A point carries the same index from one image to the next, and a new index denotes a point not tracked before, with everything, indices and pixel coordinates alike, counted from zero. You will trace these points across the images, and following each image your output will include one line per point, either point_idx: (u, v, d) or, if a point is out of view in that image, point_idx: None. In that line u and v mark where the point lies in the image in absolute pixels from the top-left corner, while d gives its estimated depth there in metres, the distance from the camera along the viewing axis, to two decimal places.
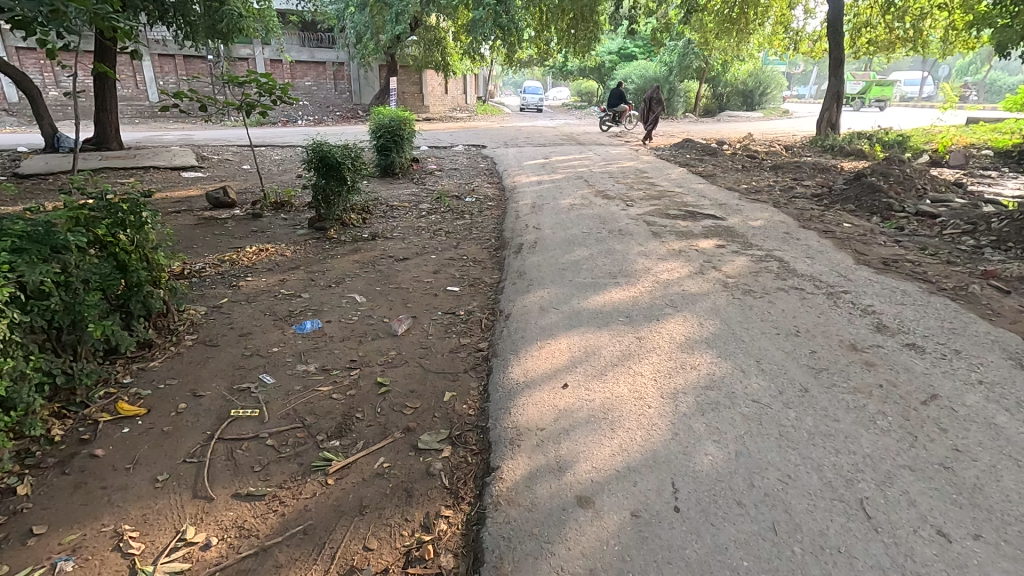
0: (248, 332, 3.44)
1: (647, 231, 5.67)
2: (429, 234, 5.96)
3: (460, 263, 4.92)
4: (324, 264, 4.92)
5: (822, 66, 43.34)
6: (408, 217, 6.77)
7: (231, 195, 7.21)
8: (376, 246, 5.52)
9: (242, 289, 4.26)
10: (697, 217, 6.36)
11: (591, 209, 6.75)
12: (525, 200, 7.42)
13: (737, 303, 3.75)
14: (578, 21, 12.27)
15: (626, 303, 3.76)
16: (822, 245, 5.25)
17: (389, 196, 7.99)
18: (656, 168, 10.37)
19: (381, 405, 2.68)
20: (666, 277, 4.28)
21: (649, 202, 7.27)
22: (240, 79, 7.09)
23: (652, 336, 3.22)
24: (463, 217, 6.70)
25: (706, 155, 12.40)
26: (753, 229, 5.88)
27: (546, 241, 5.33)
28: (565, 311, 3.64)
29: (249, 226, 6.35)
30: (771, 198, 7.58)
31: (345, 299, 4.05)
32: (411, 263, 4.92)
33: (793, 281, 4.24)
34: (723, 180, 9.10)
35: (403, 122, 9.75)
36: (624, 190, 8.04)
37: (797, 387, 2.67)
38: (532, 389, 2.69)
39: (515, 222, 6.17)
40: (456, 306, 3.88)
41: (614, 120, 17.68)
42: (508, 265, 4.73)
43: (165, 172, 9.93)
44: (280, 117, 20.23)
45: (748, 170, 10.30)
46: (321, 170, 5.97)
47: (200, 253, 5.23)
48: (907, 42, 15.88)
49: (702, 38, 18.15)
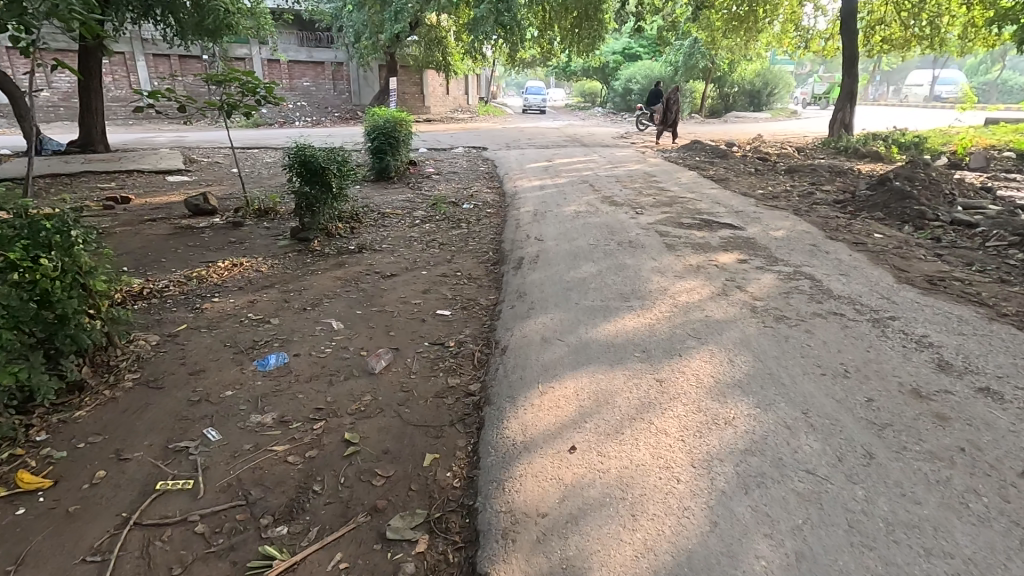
0: (201, 369, 2.95)
1: (660, 243, 5.17)
2: (421, 245, 5.48)
3: (453, 281, 4.42)
4: (302, 282, 4.43)
5: (830, 65, 42.70)
6: (400, 226, 6.28)
7: (212, 202, 6.77)
8: (362, 260, 5.03)
9: (205, 313, 3.77)
10: (712, 227, 5.86)
11: (597, 217, 6.26)
12: (526, 206, 6.94)
13: (771, 333, 3.25)
14: (581, 20, 11.82)
15: (641, 332, 3.24)
16: (856, 259, 4.74)
17: (382, 202, 7.51)
18: (663, 171, 9.87)
19: (346, 472, 2.19)
20: (685, 299, 3.77)
21: (657, 208, 6.78)
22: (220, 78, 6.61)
23: (675, 378, 2.71)
24: (460, 226, 6.22)
25: (715, 157, 11.90)
26: (775, 240, 5.37)
27: (549, 255, 4.83)
28: (572, 342, 3.13)
29: (228, 235, 5.89)
30: (791, 205, 7.07)
31: (319, 326, 3.56)
32: (399, 280, 4.43)
33: (829, 304, 3.73)
34: (736, 184, 8.60)
35: (399, 123, 9.27)
36: (632, 196, 7.54)
37: (858, 451, 2.16)
38: (531, 453, 2.18)
39: (515, 232, 5.67)
40: (446, 335, 3.38)
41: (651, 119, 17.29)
42: (508, 283, 4.23)
43: (150, 176, 9.49)
44: (277, 117, 19.81)
45: (761, 173, 9.82)
46: (304, 176, 5.48)
47: (167, 268, 4.76)
48: (923, 40, 15.34)
49: (710, 36, 17.64)
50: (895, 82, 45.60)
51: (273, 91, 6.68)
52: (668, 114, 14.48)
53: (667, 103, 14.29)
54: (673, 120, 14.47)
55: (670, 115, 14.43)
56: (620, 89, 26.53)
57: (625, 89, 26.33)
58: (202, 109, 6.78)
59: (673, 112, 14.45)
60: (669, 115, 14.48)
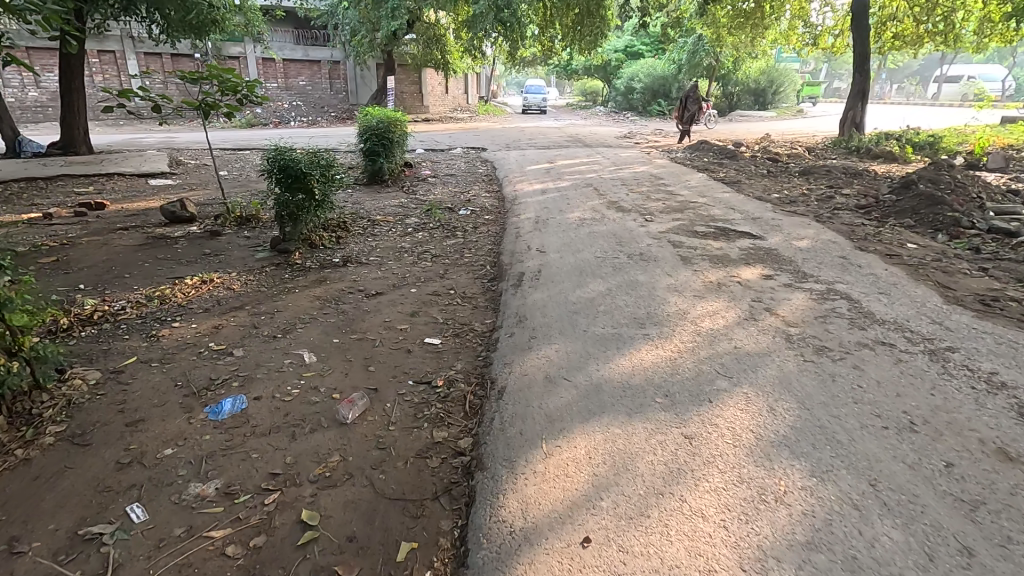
0: (139, 418, 2.49)
1: (674, 255, 4.70)
2: (412, 258, 5.01)
3: (445, 301, 3.95)
4: (277, 302, 3.96)
5: (834, 63, 42.18)
6: (390, 235, 5.81)
7: (190, 208, 6.30)
8: (345, 275, 4.56)
9: (160, 342, 3.30)
10: (729, 236, 5.39)
11: (604, 225, 5.79)
12: (527, 213, 6.47)
13: (814, 370, 2.77)
14: (582, 17, 11.08)
15: (662, 369, 2.77)
16: (893, 274, 4.26)
17: (372, 208, 7.04)
18: (671, 173, 9.40)
19: (298, 571, 1.72)
20: (709, 326, 3.30)
21: (667, 215, 6.30)
22: (196, 76, 6.11)
23: (708, 434, 2.24)
24: (455, 235, 5.75)
25: (724, 158, 11.43)
26: (800, 251, 4.89)
27: (552, 271, 4.36)
28: (581, 383, 2.65)
29: (203, 246, 5.43)
30: (810, 211, 6.60)
31: (289, 358, 3.09)
32: (385, 300, 3.96)
33: (875, 330, 3.25)
34: (749, 188, 8.11)
35: (393, 123, 8.78)
36: (639, 201, 7.06)
37: (951, 546, 1.69)
38: (533, 549, 1.71)
39: (515, 243, 5.20)
40: (434, 372, 2.91)
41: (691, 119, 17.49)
42: (506, 304, 3.75)
43: (130, 179, 9.03)
44: (271, 117, 19.39)
45: (773, 175, 9.35)
46: (284, 183, 4.99)
47: (129, 284, 4.30)
48: (936, 36, 14.86)
49: (714, 34, 17.16)
50: (899, 80, 45.12)
51: (255, 90, 6.22)
52: (687, 110, 14.07)
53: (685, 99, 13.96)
54: (692, 116, 14.08)
55: (689, 111, 14.05)
56: (622, 88, 26.02)
57: (627, 87, 25.82)
58: (179, 110, 6.31)
59: (692, 108, 14.02)
60: (688, 110, 14.08)
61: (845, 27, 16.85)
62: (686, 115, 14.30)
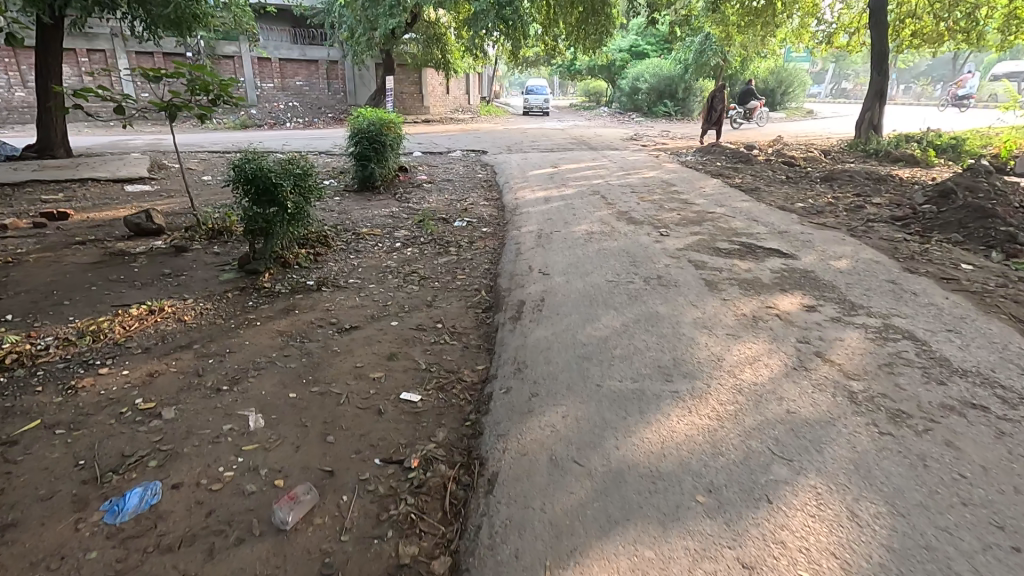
0: (12, 522, 1.88)
1: (698, 280, 4.08)
2: (398, 280, 4.40)
3: (430, 338, 3.33)
4: (233, 338, 3.35)
5: (843, 64, 41.43)
6: (375, 251, 5.21)
7: (157, 220, 5.71)
8: (318, 302, 3.96)
9: (77, 396, 2.70)
10: (756, 255, 4.77)
11: (614, 241, 5.17)
12: (528, 225, 5.87)
13: (897, 450, 2.15)
14: (587, 14, 10.38)
15: (700, 449, 2.15)
16: (958, 305, 3.63)
17: (358, 218, 6.44)
18: (682, 179, 8.78)
19: None
20: (751, 379, 2.68)
21: (682, 228, 5.67)
22: (162, 74, 5.46)
23: (775, 562, 1.63)
24: (447, 252, 5.14)
25: (737, 162, 10.80)
26: (841, 274, 4.27)
27: (557, 300, 3.74)
28: (597, 470, 2.04)
29: (164, 264, 4.84)
30: (841, 223, 5.97)
31: (229, 422, 2.47)
32: (361, 337, 3.36)
33: (958, 387, 2.62)
34: (769, 196, 7.48)
35: (386, 126, 8.21)
36: (651, 211, 6.44)
37: None
38: None
39: (514, 263, 4.59)
40: (408, 446, 2.30)
41: (745, 116, 18.27)
42: (503, 344, 3.13)
43: (105, 185, 8.46)
44: (267, 118, 18.87)
45: (792, 181, 8.72)
46: (252, 195, 4.37)
47: (65, 314, 3.71)
48: (956, 33, 14.25)
49: (723, 33, 16.57)
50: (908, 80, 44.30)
51: (231, 90, 5.65)
52: (713, 110, 13.41)
53: (711, 100, 13.32)
54: (719, 117, 13.45)
55: (716, 112, 13.42)
56: (627, 89, 25.28)
57: (632, 88, 25.04)
58: (146, 112, 5.73)
59: (718, 107, 13.36)
60: (714, 112, 13.43)
61: (860, 23, 16.11)
62: (712, 116, 13.69)
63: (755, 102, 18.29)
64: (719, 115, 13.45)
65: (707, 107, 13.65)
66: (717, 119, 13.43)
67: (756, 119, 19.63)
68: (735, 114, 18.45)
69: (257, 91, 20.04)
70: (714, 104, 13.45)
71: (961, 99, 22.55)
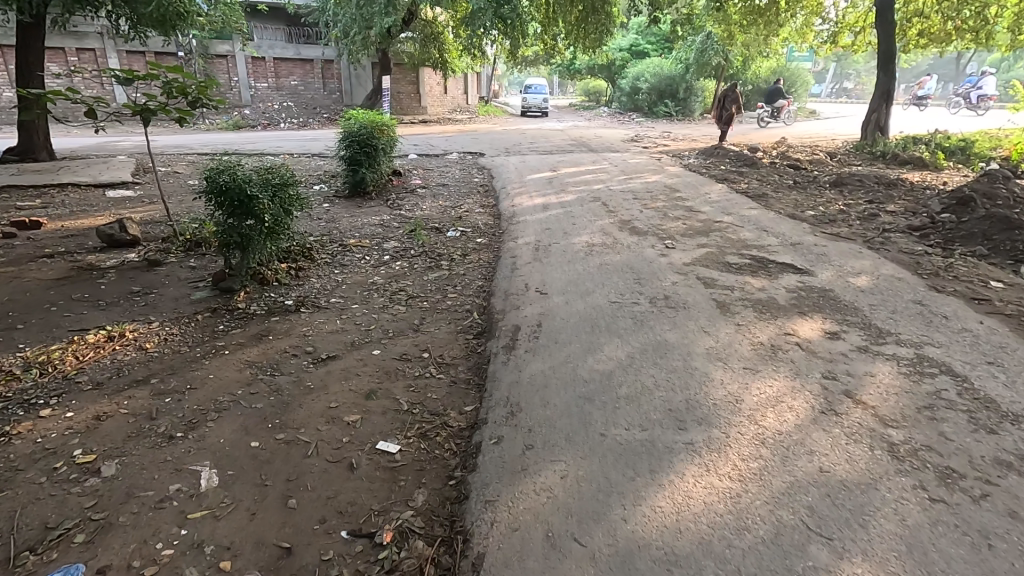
0: None
1: (708, 301, 3.77)
2: (383, 299, 4.08)
3: (415, 371, 3.01)
4: (196, 371, 3.02)
5: (844, 63, 41.10)
6: (362, 265, 4.88)
7: (132, 230, 5.39)
8: (295, 326, 3.63)
9: (10, 445, 2.38)
10: (770, 271, 4.46)
11: (617, 254, 4.85)
12: (525, 236, 5.55)
13: (954, 524, 1.83)
14: (587, 13, 10.01)
15: (724, 524, 1.83)
16: (995, 331, 3.32)
17: (347, 227, 6.13)
18: (686, 183, 8.47)
19: None
20: (775, 427, 2.36)
21: (688, 240, 5.36)
22: (137, 75, 5.10)
23: None
24: (438, 266, 4.82)
25: (742, 165, 10.49)
26: (862, 293, 3.96)
27: (556, 324, 3.42)
28: (602, 554, 1.71)
29: (134, 280, 4.52)
30: (855, 234, 5.67)
31: (177, 481, 2.15)
32: (338, 370, 3.03)
33: (1011, 435, 2.30)
34: (776, 202, 7.17)
35: (378, 129, 7.92)
36: (654, 220, 6.13)
37: None
38: None
39: (510, 280, 4.27)
40: (380, 515, 1.98)
41: (773, 115, 19.07)
42: (495, 381, 2.80)
43: (85, 190, 8.13)
44: (261, 118, 18.54)
45: (800, 186, 8.41)
46: (226, 208, 4.04)
47: (15, 340, 3.38)
48: (966, 32, 13.96)
49: (726, 32, 16.22)
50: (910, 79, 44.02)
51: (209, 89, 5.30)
52: (724, 111, 13.12)
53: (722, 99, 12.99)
54: (730, 117, 13.12)
55: (726, 112, 13.09)
56: (627, 88, 24.93)
57: (632, 87, 24.75)
58: (119, 115, 5.38)
59: (729, 109, 13.07)
60: (724, 113, 13.13)
61: (866, 22, 15.78)
62: (723, 117, 13.35)
63: (784, 102, 19.14)
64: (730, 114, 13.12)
65: (718, 106, 13.35)
66: (728, 120, 13.14)
67: (785, 117, 20.12)
68: (764, 113, 19.29)
69: (251, 91, 19.73)
70: (726, 104, 13.13)
71: (919, 99, 22.17)
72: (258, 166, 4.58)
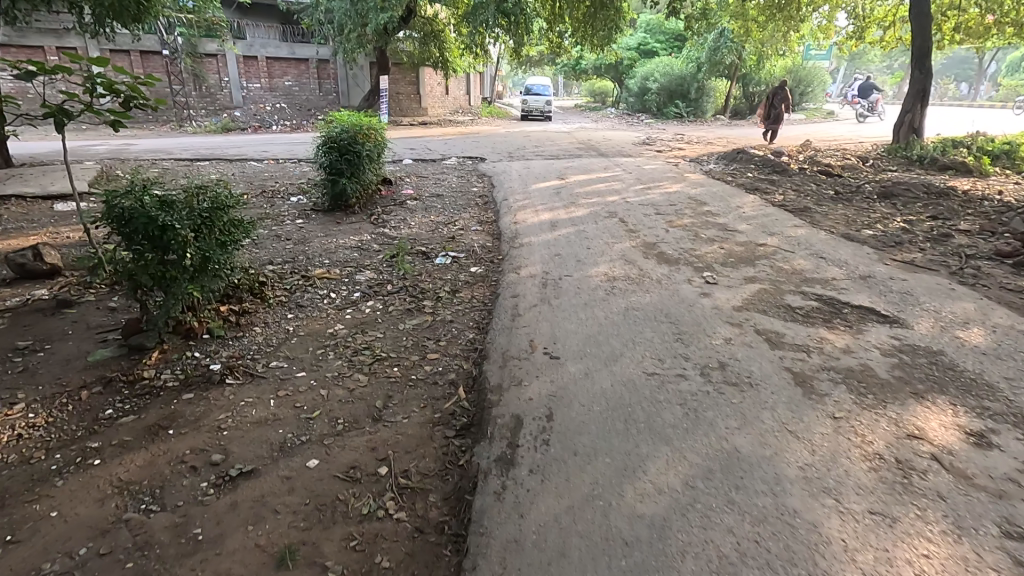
0: None
1: (780, 375, 2.74)
2: (341, 362, 3.08)
3: (360, 507, 2.00)
4: (32, 503, 2.02)
5: (859, 62, 39.77)
6: (324, 307, 3.87)
7: (50, 257, 4.40)
8: (209, 410, 2.62)
9: None
10: (848, 321, 3.42)
11: (646, 293, 3.83)
12: (531, 265, 4.54)
13: None
14: (594, 8, 8.89)
15: None
16: None
17: (317, 252, 5.13)
18: (713, 194, 7.44)
19: None
20: None
21: (732, 270, 4.35)
22: (46, 67, 3.97)
23: None
24: (420, 308, 3.81)
25: (770, 173, 9.44)
26: (987, 357, 2.93)
27: (571, 416, 2.39)
28: None
29: (29, 328, 3.53)
30: (933, 262, 4.63)
31: None
32: (247, 502, 2.02)
33: None
34: (823, 219, 6.12)
35: (361, 133, 6.92)
36: (685, 243, 5.10)
37: None
38: None
39: (512, 335, 3.23)
40: None
41: (870, 110, 19.86)
42: (481, 536, 1.80)
43: (30, 203, 7.19)
44: (252, 121, 17.61)
45: (843, 197, 7.35)
46: (131, 243, 3.04)
47: None
48: (1007, 25, 12.86)
49: (743, 29, 15.14)
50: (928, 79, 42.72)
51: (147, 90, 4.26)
52: (773, 109, 12.56)
53: (771, 97, 12.44)
54: (779, 115, 12.51)
55: (775, 110, 12.53)
56: (636, 89, 23.91)
57: (642, 88, 23.70)
58: (33, 118, 4.28)
59: (779, 106, 12.52)
60: (774, 111, 12.61)
61: (895, 17, 14.63)
62: (771, 115, 12.83)
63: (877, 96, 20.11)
64: (780, 113, 12.56)
65: (767, 103, 12.81)
66: (777, 118, 12.46)
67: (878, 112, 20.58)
68: (861, 109, 20.08)
69: (243, 91, 18.80)
70: (775, 102, 12.55)
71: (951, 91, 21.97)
72: (180, 185, 3.57)
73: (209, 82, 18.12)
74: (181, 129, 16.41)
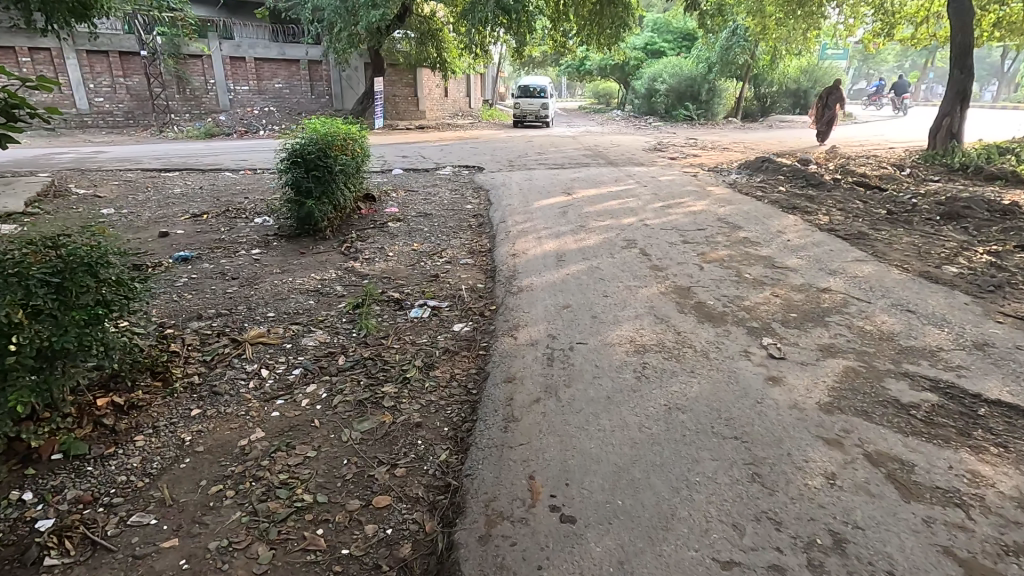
0: None
1: (940, 570, 1.65)
2: (240, 515, 2.01)
3: None
4: None
5: (875, 60, 38.34)
6: (245, 396, 2.80)
7: None
8: None
9: None
10: (995, 433, 2.34)
11: (692, 379, 2.75)
12: (533, 322, 3.46)
13: None
14: (599, 3, 7.79)
15: None
16: None
17: (265, 298, 4.10)
18: (746, 215, 6.36)
19: None
20: None
21: (799, 334, 3.27)
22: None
23: None
24: (376, 401, 2.71)
25: (805, 186, 8.33)
26: None
27: None
28: None
29: None
30: None
31: None
32: None
33: None
34: (888, 249, 5.03)
35: (334, 145, 5.85)
36: (728, 287, 4.02)
37: None
38: None
39: (502, 466, 2.15)
40: None
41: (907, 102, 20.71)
42: None
43: None
44: (238, 126, 16.63)
45: (900, 218, 6.26)
46: None
47: None
48: None
49: (760, 27, 14.00)
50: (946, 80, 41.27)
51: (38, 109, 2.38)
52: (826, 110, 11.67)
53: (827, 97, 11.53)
54: (832, 116, 11.63)
55: (828, 111, 11.60)
56: (643, 90, 22.74)
57: (648, 89, 22.45)
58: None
59: (832, 107, 11.62)
60: (826, 112, 11.66)
61: (927, 12, 13.44)
62: (823, 117, 11.89)
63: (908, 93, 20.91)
64: (834, 114, 11.67)
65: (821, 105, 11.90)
66: (830, 120, 11.53)
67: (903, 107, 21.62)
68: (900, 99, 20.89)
69: (231, 94, 17.85)
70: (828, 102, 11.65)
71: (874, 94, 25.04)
72: (21, 241, 2.53)
73: (194, 84, 17.21)
74: (162, 134, 15.49)
